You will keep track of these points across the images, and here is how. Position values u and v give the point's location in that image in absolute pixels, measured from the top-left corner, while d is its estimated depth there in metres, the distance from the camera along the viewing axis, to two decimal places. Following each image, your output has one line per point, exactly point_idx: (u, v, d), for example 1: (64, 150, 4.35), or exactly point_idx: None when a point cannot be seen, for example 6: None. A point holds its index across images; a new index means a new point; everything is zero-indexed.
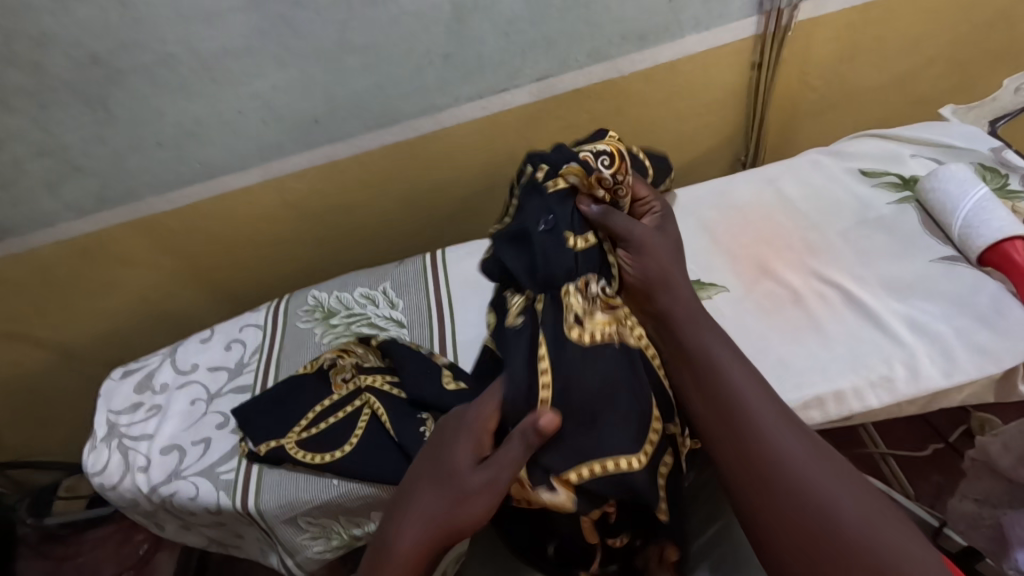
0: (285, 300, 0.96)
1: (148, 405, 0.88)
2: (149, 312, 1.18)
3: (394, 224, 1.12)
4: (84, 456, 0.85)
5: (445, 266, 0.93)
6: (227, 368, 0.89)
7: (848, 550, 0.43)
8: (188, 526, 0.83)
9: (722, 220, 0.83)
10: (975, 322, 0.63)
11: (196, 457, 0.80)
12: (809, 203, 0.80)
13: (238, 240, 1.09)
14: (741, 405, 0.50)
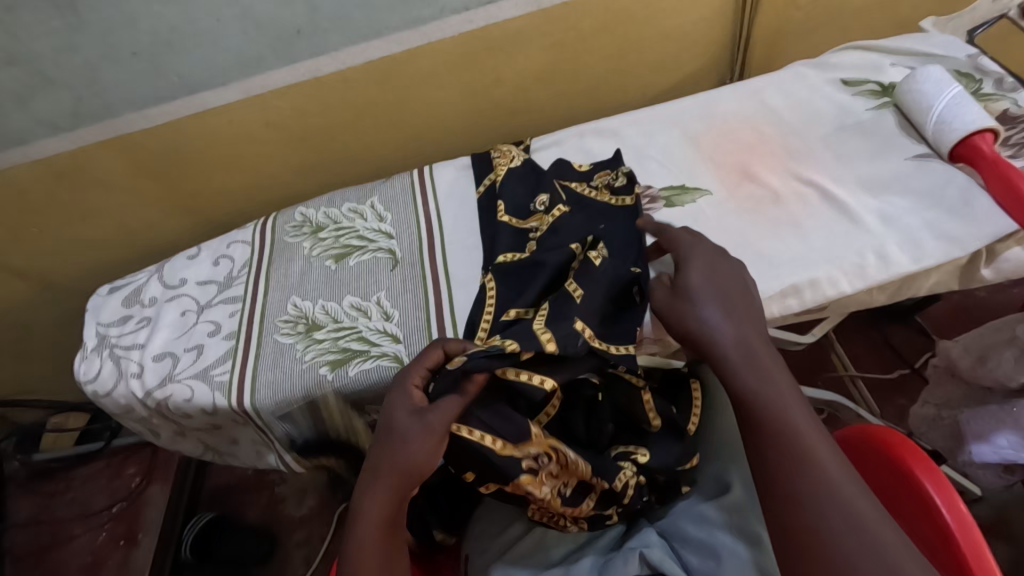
0: (272, 218, 0.95)
1: (137, 318, 0.88)
2: (131, 240, 1.16)
3: (379, 147, 1.11)
4: (76, 367, 0.86)
5: (432, 180, 0.93)
6: (216, 282, 0.89)
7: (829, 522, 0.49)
8: (185, 432, 0.85)
9: (707, 129, 0.84)
10: (943, 211, 0.66)
11: (189, 362, 0.81)
12: (791, 112, 0.82)
13: (220, 163, 1.07)
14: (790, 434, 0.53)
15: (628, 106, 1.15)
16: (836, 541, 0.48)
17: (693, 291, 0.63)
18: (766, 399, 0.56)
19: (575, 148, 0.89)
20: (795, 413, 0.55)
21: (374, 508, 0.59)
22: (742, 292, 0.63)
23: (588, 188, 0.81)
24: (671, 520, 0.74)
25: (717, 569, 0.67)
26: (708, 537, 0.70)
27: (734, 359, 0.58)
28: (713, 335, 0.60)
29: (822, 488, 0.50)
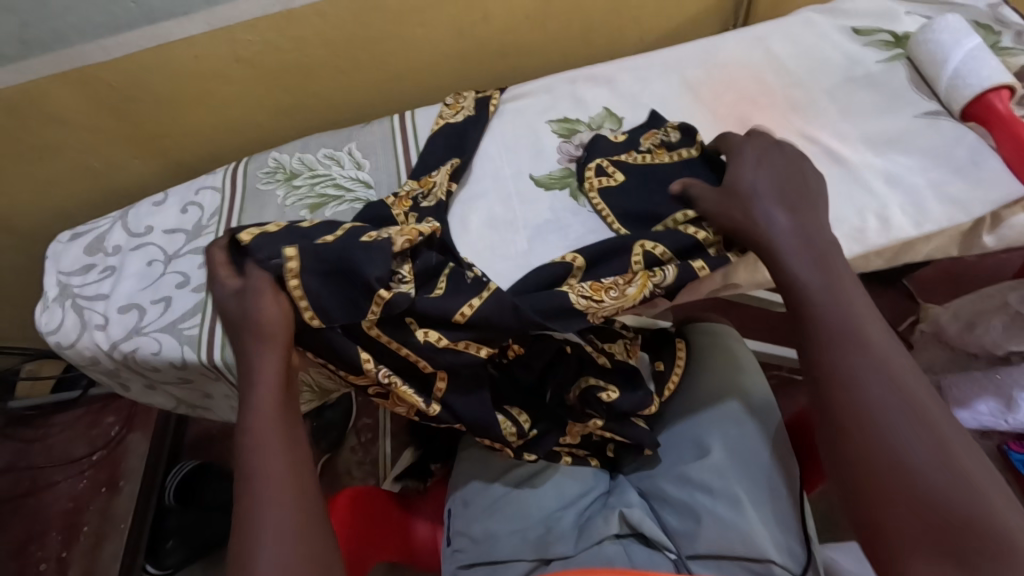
0: (243, 162, 0.90)
1: (100, 266, 0.83)
2: (95, 183, 1.09)
3: (359, 90, 1.04)
4: (37, 317, 0.81)
5: (414, 124, 0.87)
6: (184, 231, 0.85)
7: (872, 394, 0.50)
8: (155, 385, 0.82)
9: (705, 78, 0.79)
10: (949, 173, 0.63)
11: (156, 314, 0.77)
12: (798, 62, 0.77)
13: (187, 102, 1.00)
14: (834, 318, 0.54)
15: (624, 52, 1.09)
16: (867, 412, 0.49)
17: (740, 185, 0.62)
18: (840, 308, 0.54)
19: (566, 95, 0.83)
20: (868, 324, 0.53)
21: (264, 384, 0.58)
22: (811, 196, 0.61)
23: (639, 154, 0.73)
24: (651, 482, 0.76)
25: (696, 529, 0.69)
26: (687, 498, 0.71)
27: (796, 259, 0.57)
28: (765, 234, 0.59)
29: (891, 394, 0.50)
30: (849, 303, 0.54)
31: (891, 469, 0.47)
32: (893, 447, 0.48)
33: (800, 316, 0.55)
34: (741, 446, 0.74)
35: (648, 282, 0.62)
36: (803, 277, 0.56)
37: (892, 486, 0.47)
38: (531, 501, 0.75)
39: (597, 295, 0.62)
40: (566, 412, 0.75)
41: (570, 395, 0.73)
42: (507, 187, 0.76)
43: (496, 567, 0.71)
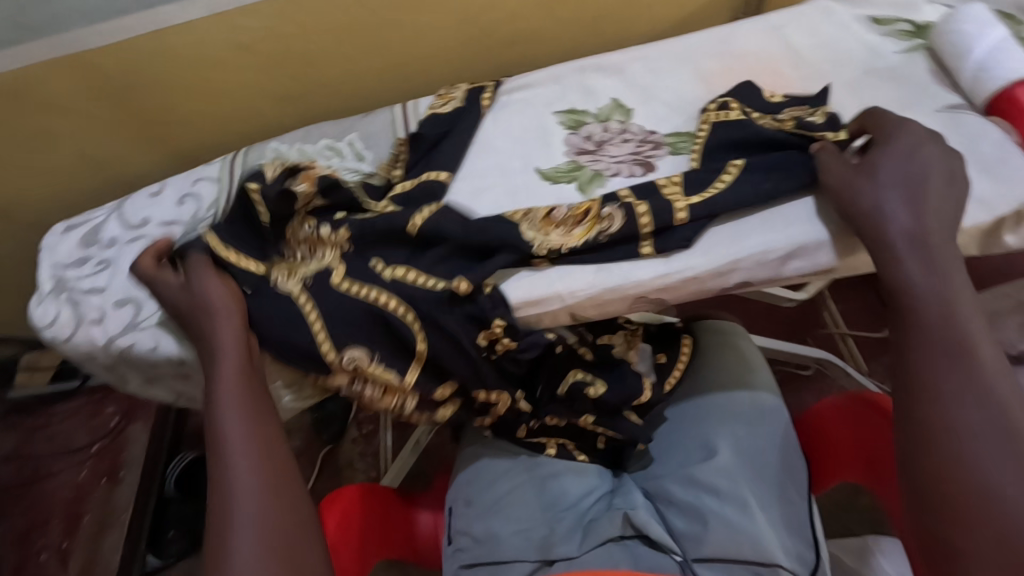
0: (242, 153, 0.88)
1: (95, 259, 0.82)
2: (92, 172, 1.07)
3: (361, 79, 1.02)
4: (32, 310, 0.80)
5: (417, 113, 0.85)
6: (181, 223, 0.83)
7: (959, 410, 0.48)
8: (153, 381, 0.81)
9: (718, 70, 0.77)
10: (973, 168, 0.61)
11: (153, 309, 0.76)
12: (815, 53, 0.75)
13: (185, 90, 0.97)
14: (943, 326, 0.50)
15: (633, 42, 1.06)
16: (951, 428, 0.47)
17: (879, 167, 0.59)
18: (945, 311, 0.51)
19: (575, 85, 0.81)
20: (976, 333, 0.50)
21: (227, 363, 0.60)
22: (945, 186, 0.58)
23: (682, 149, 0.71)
24: (657, 482, 0.75)
25: (703, 532, 0.67)
26: (694, 500, 0.70)
27: (909, 255, 0.54)
28: (882, 217, 0.56)
29: (980, 411, 0.47)
30: (957, 311, 0.51)
31: (967, 481, 0.46)
32: (973, 462, 0.46)
33: (902, 318, 0.53)
34: (750, 447, 0.72)
35: (592, 225, 0.66)
36: (914, 276, 0.53)
37: (968, 505, 0.45)
38: (536, 500, 0.74)
39: (545, 230, 0.68)
40: (558, 406, 0.72)
41: (559, 388, 0.71)
42: (513, 180, 0.74)
43: (499, 567, 0.70)
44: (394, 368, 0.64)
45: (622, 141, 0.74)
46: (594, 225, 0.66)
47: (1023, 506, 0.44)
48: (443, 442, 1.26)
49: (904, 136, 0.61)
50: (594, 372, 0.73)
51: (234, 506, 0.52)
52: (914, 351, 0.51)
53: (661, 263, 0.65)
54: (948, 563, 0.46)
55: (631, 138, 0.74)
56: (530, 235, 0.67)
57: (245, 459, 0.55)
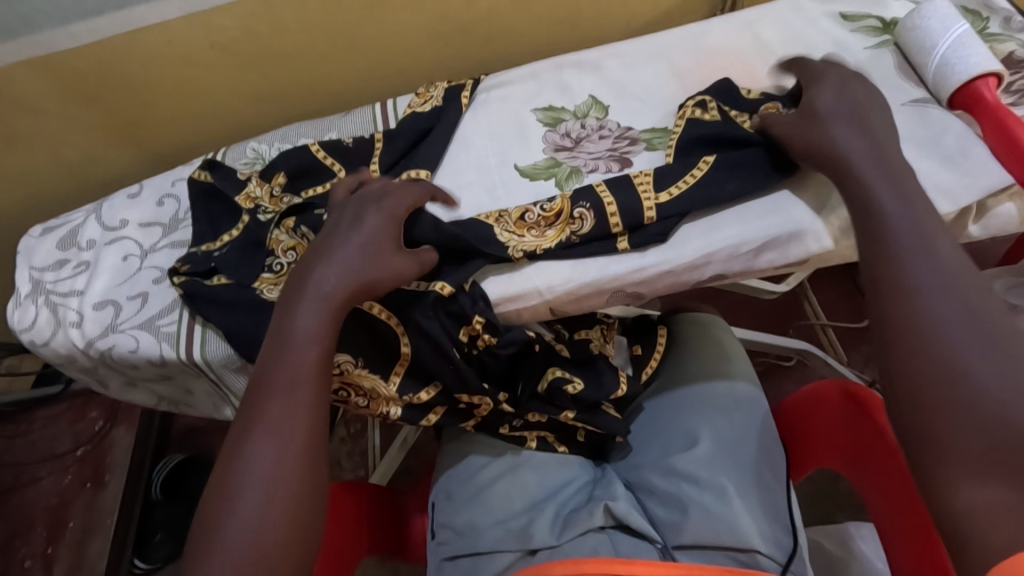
0: (221, 152, 0.88)
1: (74, 262, 0.81)
2: (69, 174, 1.06)
3: (341, 77, 1.02)
4: (9, 314, 0.79)
5: (396, 110, 0.86)
6: (161, 224, 0.83)
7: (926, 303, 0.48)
8: (135, 383, 0.80)
9: (692, 67, 0.78)
10: (937, 161, 0.62)
11: (133, 310, 0.75)
12: (786, 49, 0.76)
13: (163, 90, 0.97)
14: (908, 230, 0.52)
15: (611, 38, 1.07)
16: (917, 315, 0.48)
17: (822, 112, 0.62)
18: (910, 222, 0.52)
19: (552, 82, 0.82)
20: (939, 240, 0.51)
21: (307, 325, 0.56)
22: (891, 131, 0.61)
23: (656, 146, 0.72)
24: (637, 473, 0.76)
25: (682, 520, 0.69)
26: (673, 489, 0.71)
27: (873, 180, 0.56)
28: (844, 159, 0.58)
29: (948, 298, 0.48)
30: (924, 222, 0.52)
31: (942, 373, 0.45)
32: (942, 343, 0.46)
33: (870, 233, 0.53)
34: (729, 435, 0.74)
35: (563, 227, 0.67)
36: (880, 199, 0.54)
37: (939, 384, 0.45)
38: (516, 491, 0.75)
39: (519, 231, 0.68)
40: (540, 403, 0.73)
41: (538, 387, 0.72)
42: (491, 177, 0.75)
43: (479, 557, 0.71)
44: (379, 373, 0.67)
45: (599, 137, 0.75)
46: (566, 227, 0.67)
47: (994, 381, 0.43)
48: (429, 439, 1.26)
49: (847, 85, 0.64)
50: (573, 369, 0.74)
51: (249, 474, 0.50)
52: (879, 263, 0.51)
53: (637, 258, 0.66)
54: (925, 450, 0.45)
55: (608, 134, 0.75)
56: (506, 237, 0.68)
57: (285, 415, 0.52)
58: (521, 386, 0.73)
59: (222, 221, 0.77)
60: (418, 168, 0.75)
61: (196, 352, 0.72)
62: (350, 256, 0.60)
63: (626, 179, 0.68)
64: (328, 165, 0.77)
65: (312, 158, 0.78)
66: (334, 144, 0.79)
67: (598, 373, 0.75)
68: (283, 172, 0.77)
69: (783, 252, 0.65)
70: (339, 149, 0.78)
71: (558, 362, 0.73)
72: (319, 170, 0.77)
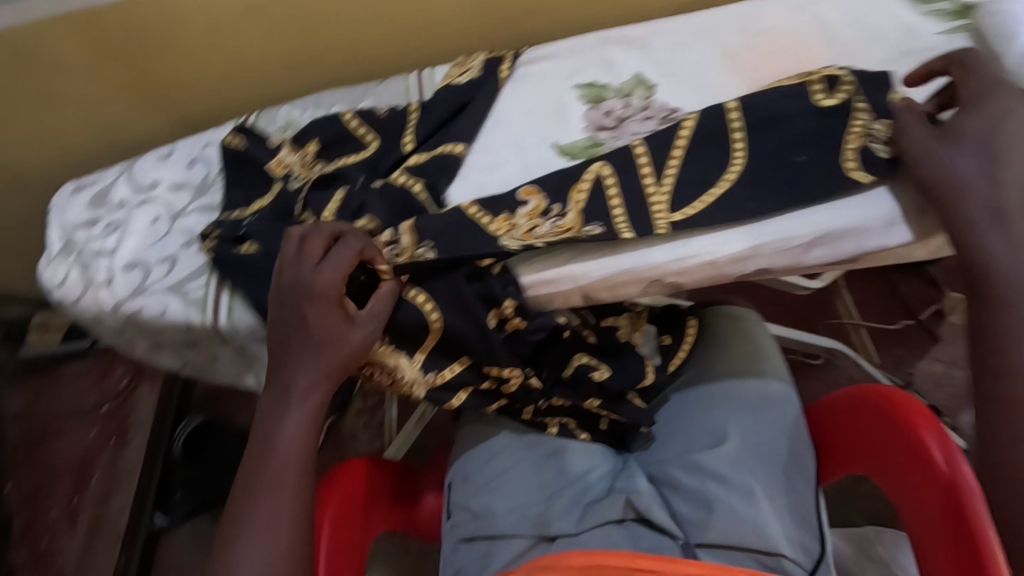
0: (251, 117, 0.86)
1: (104, 222, 0.81)
2: (98, 133, 1.05)
3: (374, 44, 0.98)
4: (40, 271, 0.79)
5: (431, 82, 0.84)
6: (191, 187, 0.82)
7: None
8: (161, 345, 0.80)
9: (745, 47, 0.74)
10: None
11: (161, 273, 0.75)
12: (848, 32, 0.72)
13: (194, 51, 0.95)
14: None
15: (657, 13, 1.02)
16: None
17: (965, 135, 0.58)
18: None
19: (595, 58, 0.78)
20: None
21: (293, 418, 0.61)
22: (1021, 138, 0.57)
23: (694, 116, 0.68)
24: (660, 466, 0.74)
25: (706, 518, 0.67)
26: (698, 485, 0.69)
27: (990, 231, 0.56)
28: (965, 186, 0.57)
29: None
30: None
31: None
32: None
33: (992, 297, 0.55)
34: (758, 434, 0.72)
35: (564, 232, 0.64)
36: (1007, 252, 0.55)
37: None
38: (534, 478, 0.74)
39: (527, 239, 0.64)
40: (565, 388, 0.72)
41: (564, 372, 0.71)
42: (528, 155, 0.72)
43: (495, 542, 0.70)
44: (403, 350, 0.67)
45: (643, 118, 0.71)
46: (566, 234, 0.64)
47: None
48: (446, 418, 1.26)
49: (994, 99, 0.59)
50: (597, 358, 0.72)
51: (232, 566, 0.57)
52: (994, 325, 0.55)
53: (678, 246, 0.63)
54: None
55: (652, 116, 0.71)
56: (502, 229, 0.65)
57: (270, 510, 0.58)
58: (546, 371, 0.72)
59: (252, 187, 0.77)
60: (453, 144, 0.73)
61: (223, 319, 0.71)
62: (321, 346, 0.61)
63: (640, 193, 0.64)
64: (360, 135, 0.76)
65: (344, 127, 0.76)
66: (366, 113, 0.77)
67: (625, 361, 0.73)
68: (316, 140, 0.76)
69: (829, 247, 0.62)
70: (371, 118, 0.76)
71: (584, 348, 0.72)
72: (350, 139, 0.76)
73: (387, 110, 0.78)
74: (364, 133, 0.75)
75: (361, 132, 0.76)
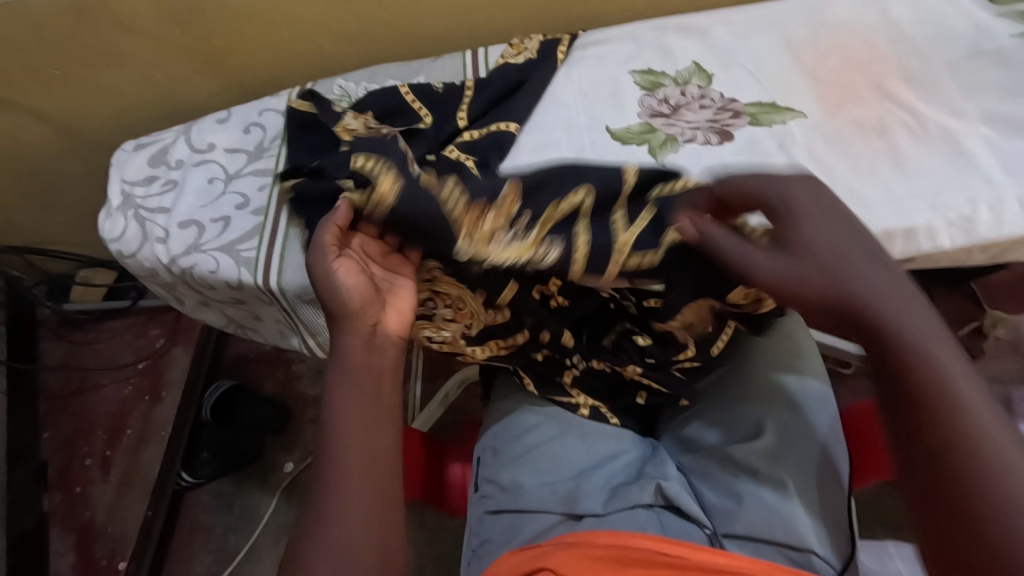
0: (308, 87, 0.88)
1: (162, 180, 0.83)
2: (156, 95, 1.08)
3: (429, 24, 0.99)
4: (100, 223, 0.82)
5: (487, 62, 0.85)
6: (246, 152, 0.84)
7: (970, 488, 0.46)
8: (209, 303, 0.83)
9: (810, 39, 0.73)
10: None
11: (214, 232, 0.77)
12: (918, 29, 0.71)
13: (256, 20, 0.97)
14: (950, 383, 0.49)
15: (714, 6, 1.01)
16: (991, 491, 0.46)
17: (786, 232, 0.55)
18: (945, 382, 0.49)
19: (653, 45, 0.78)
20: (959, 378, 0.49)
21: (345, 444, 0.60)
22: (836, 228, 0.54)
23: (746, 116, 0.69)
24: (692, 456, 0.74)
25: (736, 509, 0.67)
26: (730, 477, 0.70)
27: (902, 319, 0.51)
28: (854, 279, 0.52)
29: (994, 469, 0.46)
30: (953, 380, 0.49)
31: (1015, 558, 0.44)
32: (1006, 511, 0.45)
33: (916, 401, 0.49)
34: (794, 431, 0.71)
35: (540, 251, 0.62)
36: (892, 323, 0.51)
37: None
38: (562, 455, 0.74)
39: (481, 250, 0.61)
40: (604, 353, 0.73)
41: (606, 341, 0.73)
42: (582, 137, 0.72)
43: (522, 516, 0.71)
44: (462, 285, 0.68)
45: (699, 106, 0.71)
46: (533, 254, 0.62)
47: None
48: (471, 398, 1.28)
49: (789, 201, 0.56)
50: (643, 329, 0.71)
51: None
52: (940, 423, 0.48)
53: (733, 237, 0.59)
54: None
55: (709, 105, 0.71)
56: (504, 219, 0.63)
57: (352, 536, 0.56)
58: (586, 339, 0.74)
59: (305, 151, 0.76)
60: (507, 122, 0.74)
61: (271, 280, 0.73)
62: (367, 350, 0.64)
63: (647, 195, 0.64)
64: (417, 111, 0.76)
65: (400, 98, 0.77)
66: (424, 88, 0.77)
67: (668, 345, 0.70)
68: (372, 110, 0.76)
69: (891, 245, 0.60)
70: (428, 93, 0.77)
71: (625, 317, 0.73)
72: (406, 112, 0.76)
73: (443, 86, 0.78)
74: (421, 108, 0.76)
75: (416, 105, 0.76)
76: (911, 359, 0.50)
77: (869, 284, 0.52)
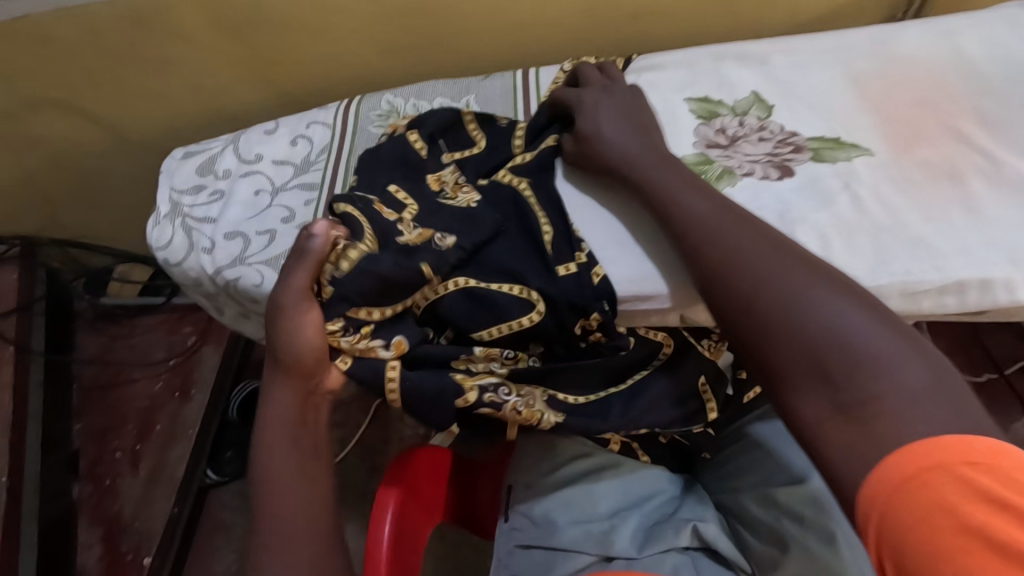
0: (356, 101, 0.88)
1: (210, 189, 0.84)
2: (203, 101, 1.09)
3: (478, 41, 0.99)
4: (148, 231, 0.83)
5: (537, 84, 0.84)
6: (293, 165, 0.84)
7: (803, 348, 0.50)
8: (249, 314, 0.83)
9: (876, 74, 0.70)
10: None
11: (260, 245, 0.77)
12: (991, 67, 0.68)
13: (307, 32, 0.97)
14: (763, 280, 0.54)
15: (768, 31, 0.99)
16: (799, 359, 0.50)
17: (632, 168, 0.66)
18: (759, 279, 0.54)
19: (710, 72, 0.76)
20: (765, 271, 0.55)
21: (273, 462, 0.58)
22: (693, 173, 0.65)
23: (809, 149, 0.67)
24: (733, 496, 0.73)
25: (779, 557, 0.65)
26: (773, 522, 0.68)
27: (736, 241, 0.57)
28: (697, 214, 0.60)
29: (798, 336, 0.50)
30: (766, 272, 0.55)
31: (857, 368, 0.47)
32: (866, 363, 0.47)
33: (740, 308, 0.54)
34: (844, 479, 0.68)
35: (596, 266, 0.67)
36: (721, 243, 0.58)
37: (884, 411, 0.44)
38: (597, 490, 0.72)
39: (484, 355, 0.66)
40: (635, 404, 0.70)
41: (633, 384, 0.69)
42: None
43: (555, 553, 0.69)
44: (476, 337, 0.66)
45: (758, 139, 0.69)
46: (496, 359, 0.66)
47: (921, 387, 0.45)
48: None
49: (628, 152, 0.68)
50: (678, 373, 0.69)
51: None
52: (765, 326, 0.52)
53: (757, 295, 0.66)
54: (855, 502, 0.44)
55: (768, 138, 0.69)
56: (551, 236, 0.67)
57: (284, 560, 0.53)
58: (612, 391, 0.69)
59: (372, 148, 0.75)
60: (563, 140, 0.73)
61: None
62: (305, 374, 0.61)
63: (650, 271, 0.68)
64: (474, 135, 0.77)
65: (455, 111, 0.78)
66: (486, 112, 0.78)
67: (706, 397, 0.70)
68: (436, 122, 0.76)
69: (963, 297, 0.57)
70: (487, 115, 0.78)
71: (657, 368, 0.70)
72: (465, 131, 0.77)
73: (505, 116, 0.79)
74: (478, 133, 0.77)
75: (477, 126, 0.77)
76: (737, 283, 0.55)
77: (696, 211, 0.61)
